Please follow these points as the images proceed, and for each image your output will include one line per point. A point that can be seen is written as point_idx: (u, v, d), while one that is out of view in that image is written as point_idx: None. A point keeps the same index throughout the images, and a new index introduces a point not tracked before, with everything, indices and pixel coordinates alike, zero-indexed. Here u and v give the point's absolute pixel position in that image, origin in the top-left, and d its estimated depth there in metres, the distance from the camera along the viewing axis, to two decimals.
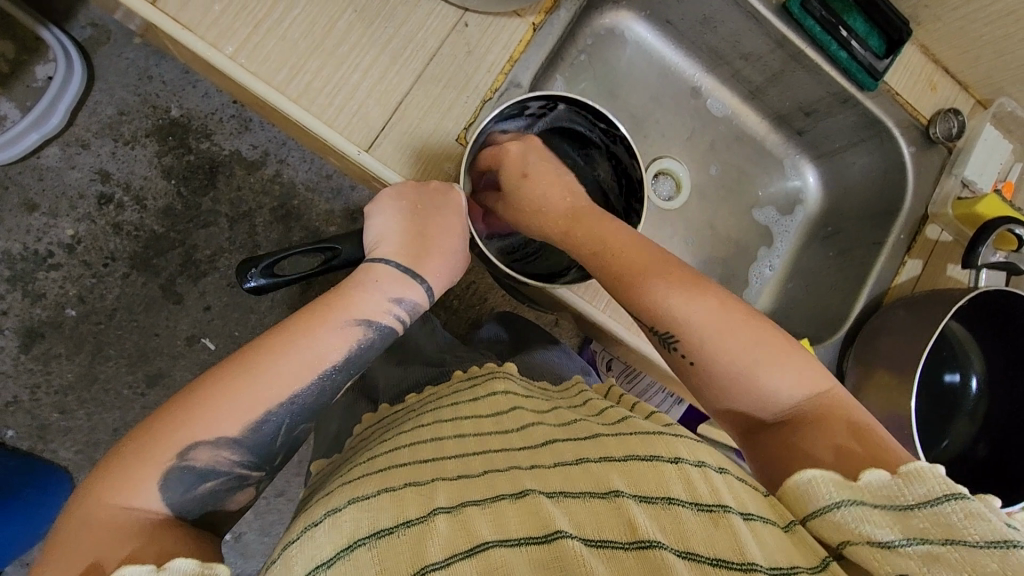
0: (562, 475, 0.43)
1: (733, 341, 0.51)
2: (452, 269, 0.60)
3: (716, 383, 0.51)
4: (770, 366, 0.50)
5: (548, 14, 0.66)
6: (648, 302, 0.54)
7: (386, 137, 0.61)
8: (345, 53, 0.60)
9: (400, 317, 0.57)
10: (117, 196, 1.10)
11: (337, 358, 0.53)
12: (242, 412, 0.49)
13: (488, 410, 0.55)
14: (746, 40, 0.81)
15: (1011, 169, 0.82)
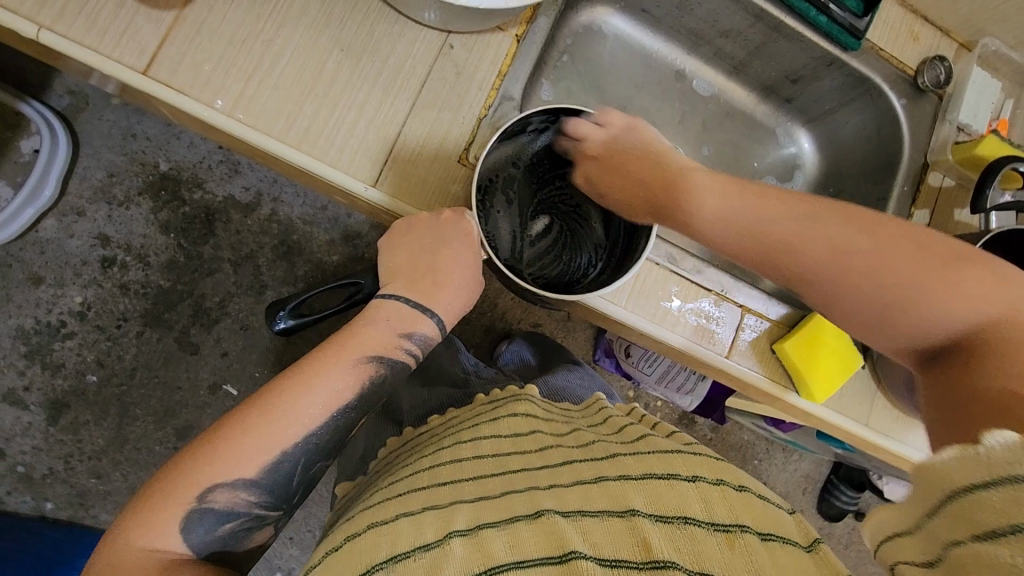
0: (580, 491, 0.45)
1: (893, 270, 0.53)
2: (463, 299, 0.62)
3: (874, 314, 0.55)
4: (924, 295, 0.52)
5: (529, 23, 0.66)
6: (793, 251, 0.57)
7: (390, 168, 0.61)
8: (338, 92, 0.60)
9: (411, 352, 0.59)
10: (120, 258, 1.11)
11: (351, 397, 0.55)
12: (261, 454, 0.51)
13: (508, 430, 0.57)
14: (724, 18, 0.82)
15: (1003, 107, 0.83)
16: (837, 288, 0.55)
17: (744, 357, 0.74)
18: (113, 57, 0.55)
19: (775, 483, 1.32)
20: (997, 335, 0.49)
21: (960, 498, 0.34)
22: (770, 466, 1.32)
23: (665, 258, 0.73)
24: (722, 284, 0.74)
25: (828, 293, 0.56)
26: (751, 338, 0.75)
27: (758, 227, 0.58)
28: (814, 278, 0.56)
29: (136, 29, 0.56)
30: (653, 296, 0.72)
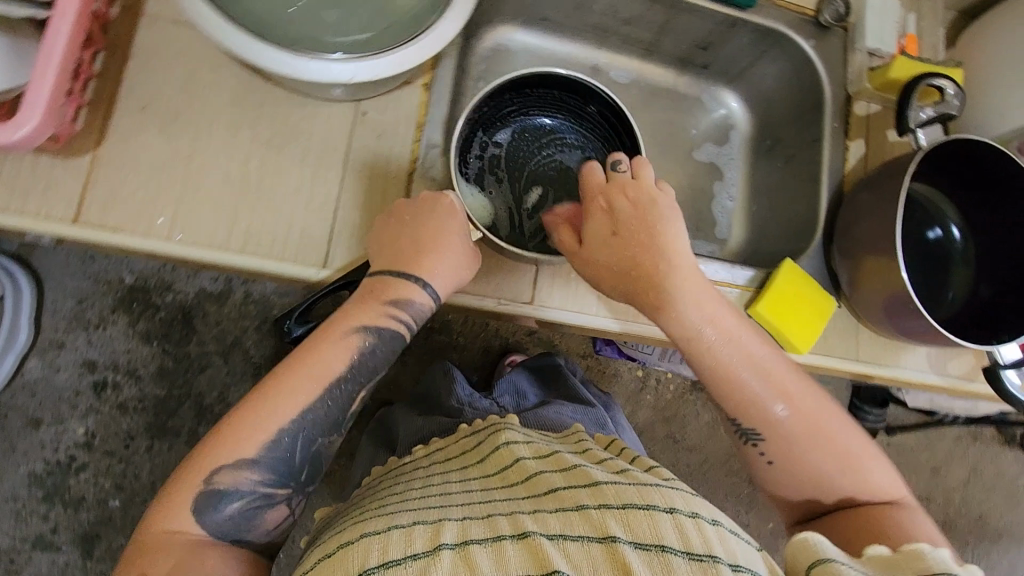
0: (562, 517, 0.47)
1: (809, 456, 0.57)
2: (453, 275, 0.60)
3: (792, 476, 0.57)
4: (864, 465, 0.57)
5: (433, 69, 0.67)
6: (768, 408, 0.57)
7: (337, 246, 0.62)
8: (268, 186, 0.61)
9: (406, 323, 0.58)
10: (112, 379, 1.11)
11: (342, 366, 0.56)
12: (263, 430, 0.53)
13: (494, 467, 0.59)
14: (621, 9, 0.83)
15: (907, 22, 0.85)
16: (838, 460, 0.56)
17: None
18: (41, 214, 0.56)
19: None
20: (871, 514, 0.54)
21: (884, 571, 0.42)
22: None
23: None
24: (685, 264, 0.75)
25: (782, 462, 0.57)
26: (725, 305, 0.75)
27: (738, 378, 0.58)
28: (798, 449, 0.57)
29: (57, 182, 0.56)
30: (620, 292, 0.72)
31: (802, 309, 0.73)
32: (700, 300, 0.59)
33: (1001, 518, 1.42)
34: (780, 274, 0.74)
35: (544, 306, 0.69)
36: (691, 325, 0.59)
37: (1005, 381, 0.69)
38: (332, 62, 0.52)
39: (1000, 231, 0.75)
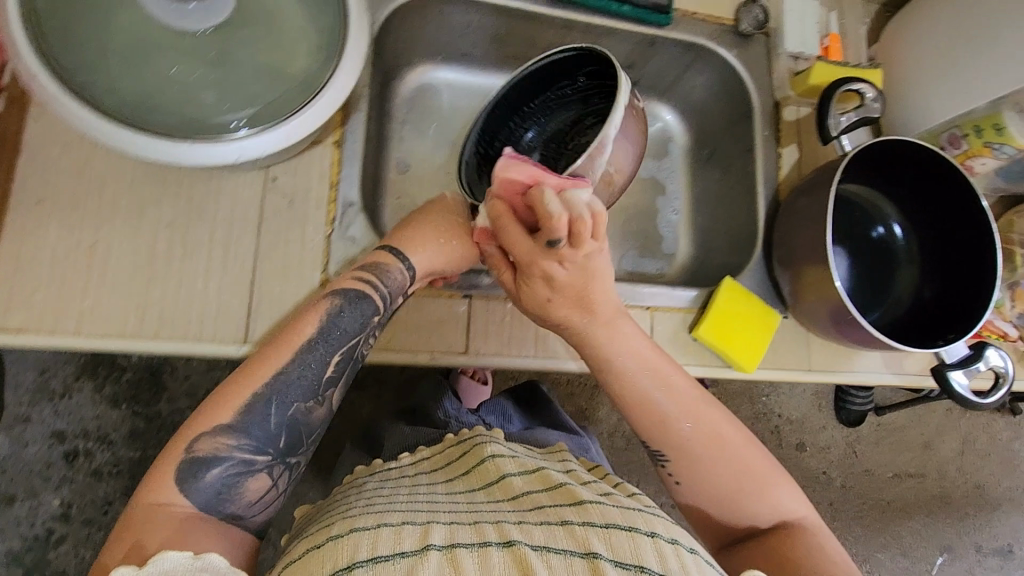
0: (546, 529, 0.47)
1: (723, 475, 0.59)
2: (436, 248, 0.63)
3: (707, 495, 0.60)
4: (770, 491, 0.59)
5: (344, 125, 0.66)
6: (682, 429, 0.60)
7: (256, 319, 0.60)
8: (178, 267, 0.59)
9: (378, 288, 0.60)
10: (84, 447, 1.09)
11: (310, 328, 0.57)
12: (244, 394, 0.54)
13: (478, 480, 0.58)
14: (539, 37, 0.82)
15: (829, 22, 0.84)
16: (743, 485, 0.59)
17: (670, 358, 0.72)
18: None
19: (788, 412, 1.36)
20: (772, 541, 0.56)
21: None
22: (779, 397, 1.36)
23: None
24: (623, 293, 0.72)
25: (687, 484, 0.60)
26: (668, 330, 0.73)
27: (654, 405, 0.60)
28: (704, 471, 0.59)
29: None
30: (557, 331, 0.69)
31: (746, 326, 0.73)
32: (623, 340, 0.60)
33: (999, 486, 1.41)
34: (721, 292, 0.73)
35: (478, 355, 0.67)
36: (612, 358, 0.60)
37: (952, 381, 0.68)
38: (220, 142, 0.53)
39: (941, 226, 0.74)
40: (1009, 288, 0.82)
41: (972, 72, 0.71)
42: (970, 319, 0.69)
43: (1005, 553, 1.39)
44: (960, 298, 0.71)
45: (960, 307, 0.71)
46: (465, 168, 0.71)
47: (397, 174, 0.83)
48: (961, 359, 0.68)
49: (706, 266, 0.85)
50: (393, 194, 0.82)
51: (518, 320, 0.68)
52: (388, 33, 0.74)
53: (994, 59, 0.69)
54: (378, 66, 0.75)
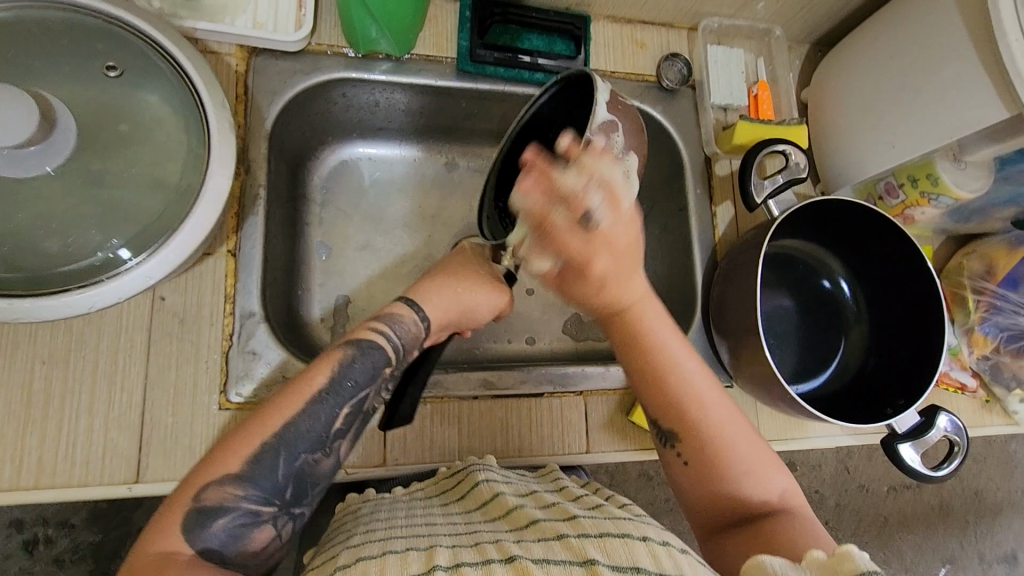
0: (545, 544, 0.44)
1: (736, 448, 0.53)
2: (450, 297, 0.60)
3: (712, 471, 0.53)
4: (768, 476, 0.53)
5: (238, 232, 0.62)
6: (696, 397, 0.55)
7: (148, 455, 0.56)
8: (58, 407, 0.55)
9: (389, 338, 0.54)
10: (44, 534, 0.94)
11: (323, 374, 0.49)
12: (253, 441, 0.45)
13: (474, 504, 0.55)
14: (456, 107, 0.78)
15: (756, 68, 0.81)
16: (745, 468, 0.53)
17: (605, 447, 0.68)
18: None
19: None
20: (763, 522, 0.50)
21: None
22: None
23: (481, 387, 0.66)
24: (552, 379, 0.68)
25: (696, 464, 0.54)
26: (604, 415, 0.68)
27: (674, 370, 0.56)
28: (715, 454, 0.53)
29: None
30: (481, 430, 0.66)
31: None
32: (656, 324, 0.56)
33: (998, 490, 1.25)
34: None
35: (397, 466, 0.63)
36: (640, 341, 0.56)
37: (903, 456, 0.63)
38: (50, 297, 0.45)
39: (885, 282, 0.72)
40: (965, 332, 0.77)
41: (898, 124, 0.66)
42: (921, 381, 0.66)
43: (1010, 560, 1.24)
44: (911, 356, 0.68)
45: (913, 358, 0.68)
46: (485, 204, 0.69)
47: (318, 260, 0.78)
48: (911, 430, 0.64)
49: None
50: (315, 282, 0.77)
51: (438, 424, 0.65)
52: (287, 122, 0.70)
53: (918, 112, 0.63)
54: (280, 157, 0.71)
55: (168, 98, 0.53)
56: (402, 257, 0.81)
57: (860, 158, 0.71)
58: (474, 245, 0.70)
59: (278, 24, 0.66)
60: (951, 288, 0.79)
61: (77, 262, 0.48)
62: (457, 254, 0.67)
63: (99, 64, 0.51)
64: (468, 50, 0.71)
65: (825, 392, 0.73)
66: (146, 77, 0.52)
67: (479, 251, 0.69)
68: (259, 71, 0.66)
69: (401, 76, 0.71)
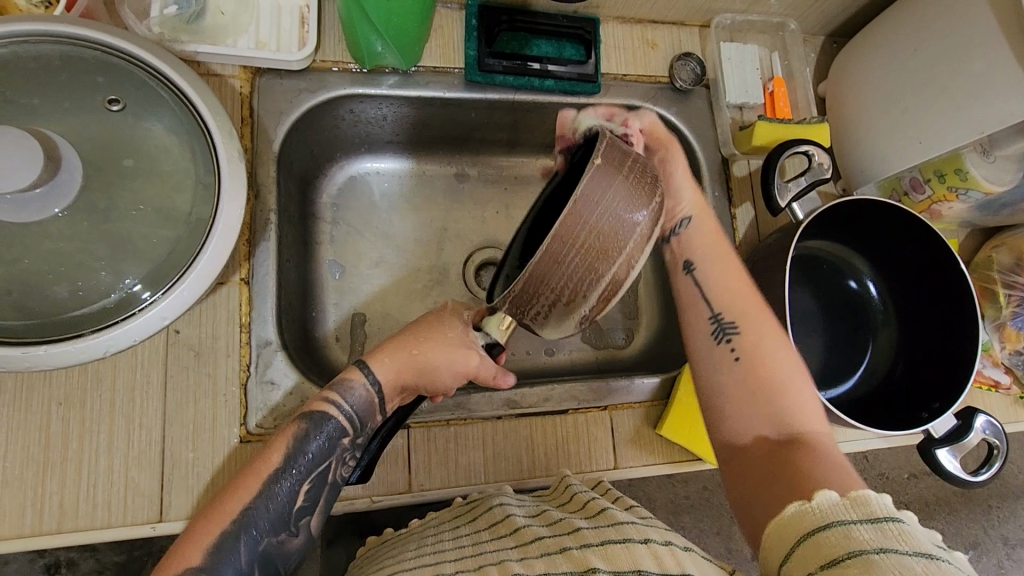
0: (548, 559, 0.44)
1: (777, 370, 0.52)
2: (405, 361, 0.54)
3: (753, 392, 0.52)
4: (807, 399, 0.51)
5: (251, 259, 0.61)
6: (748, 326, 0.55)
7: (169, 493, 0.55)
8: (76, 448, 0.54)
9: (341, 407, 0.52)
10: (68, 556, 0.93)
11: (277, 457, 0.49)
12: (211, 529, 0.45)
13: (485, 523, 0.54)
14: (463, 117, 0.75)
15: (772, 64, 0.78)
16: (776, 378, 0.52)
17: (633, 462, 0.66)
18: None
19: None
20: (793, 447, 0.47)
21: (812, 538, 0.39)
22: None
23: (505, 407, 0.65)
24: (576, 395, 0.66)
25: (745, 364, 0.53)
26: (630, 429, 0.67)
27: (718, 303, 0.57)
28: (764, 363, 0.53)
29: None
30: (506, 451, 0.64)
31: None
32: (709, 232, 0.60)
33: None
34: (680, 385, 0.66)
35: (423, 492, 0.62)
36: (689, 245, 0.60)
37: (941, 461, 0.62)
38: (66, 343, 0.44)
39: (915, 283, 0.70)
40: (996, 328, 0.76)
41: (928, 118, 0.63)
42: (957, 383, 0.64)
43: None
44: (948, 357, 0.66)
45: (949, 363, 0.66)
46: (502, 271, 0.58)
47: (331, 279, 0.76)
48: (949, 434, 0.62)
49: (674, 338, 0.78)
50: (329, 302, 0.75)
51: (462, 447, 0.64)
52: (294, 141, 0.68)
53: (951, 105, 0.61)
54: (288, 178, 0.70)
55: (173, 129, 0.51)
56: (414, 272, 0.79)
57: (885, 153, 0.68)
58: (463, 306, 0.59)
59: (282, 43, 0.64)
60: (980, 283, 0.76)
61: (89, 305, 0.47)
62: (441, 308, 0.59)
63: (101, 98, 0.50)
64: (476, 59, 0.70)
65: (855, 397, 0.71)
66: (150, 107, 0.51)
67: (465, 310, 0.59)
68: (263, 92, 0.65)
69: (409, 89, 0.69)
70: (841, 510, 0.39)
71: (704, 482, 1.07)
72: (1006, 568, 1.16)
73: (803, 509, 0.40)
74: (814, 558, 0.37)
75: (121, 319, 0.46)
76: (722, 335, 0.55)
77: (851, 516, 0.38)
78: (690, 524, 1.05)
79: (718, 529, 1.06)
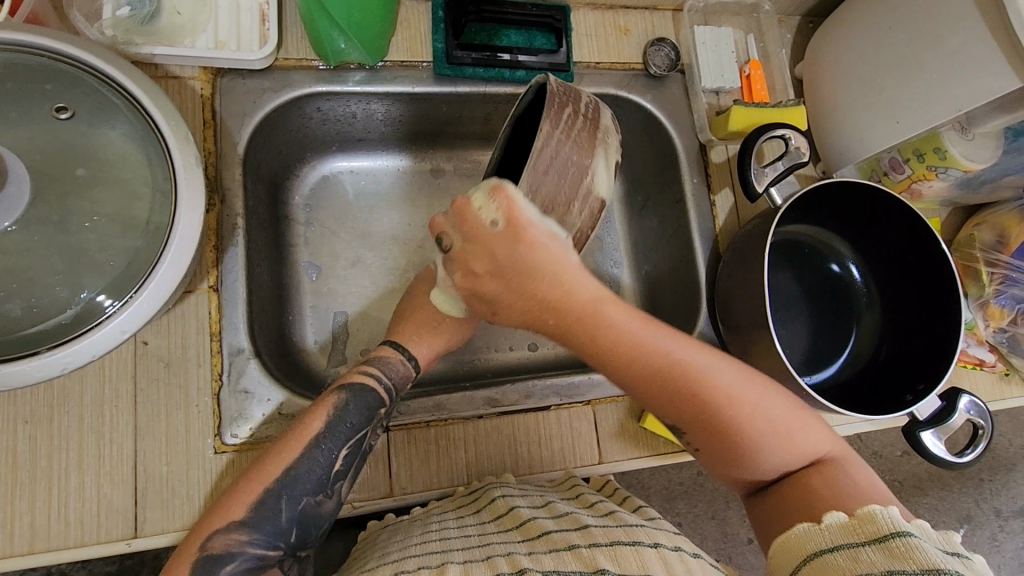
0: (556, 555, 0.42)
1: (755, 429, 0.48)
2: (434, 338, 0.62)
3: (741, 460, 0.48)
4: (794, 436, 0.48)
5: (220, 265, 0.59)
6: (700, 380, 0.49)
7: (144, 508, 0.54)
8: (46, 467, 0.53)
9: (381, 379, 0.57)
10: None
11: (320, 421, 0.52)
12: (255, 488, 0.48)
13: (489, 515, 0.52)
14: (437, 112, 0.74)
15: (745, 47, 0.77)
16: (751, 426, 0.48)
17: (619, 456, 0.66)
18: None
19: None
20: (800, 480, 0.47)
21: (817, 561, 0.38)
22: None
23: (486, 405, 0.64)
24: (558, 391, 0.65)
25: (722, 446, 0.49)
26: (614, 423, 0.66)
27: (676, 373, 0.49)
28: (738, 428, 0.48)
29: None
30: (489, 449, 0.64)
31: None
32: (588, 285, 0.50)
33: (1011, 445, 1.18)
34: None
35: (405, 495, 0.61)
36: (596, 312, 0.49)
37: (924, 441, 0.61)
38: (20, 361, 0.43)
39: (898, 263, 0.69)
40: (980, 306, 0.75)
41: (906, 97, 0.62)
42: (940, 366, 0.63)
43: None
44: (932, 337, 0.66)
45: (934, 345, 0.65)
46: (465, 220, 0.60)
47: (307, 281, 0.75)
48: (932, 416, 0.62)
49: None
50: (306, 305, 0.74)
51: (445, 447, 0.63)
52: (260, 142, 0.66)
53: (929, 83, 0.60)
54: (255, 180, 0.68)
55: (129, 135, 0.50)
56: (392, 271, 0.78)
57: (866, 134, 0.67)
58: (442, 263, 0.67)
59: (241, 42, 0.63)
60: (963, 262, 0.76)
61: (45, 321, 0.45)
62: (428, 270, 0.67)
63: (49, 106, 0.48)
64: (444, 52, 0.68)
65: (841, 381, 0.71)
66: (103, 114, 0.49)
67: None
68: (225, 92, 0.63)
69: (377, 85, 0.68)
70: (843, 533, 0.39)
71: (697, 467, 1.06)
72: (999, 540, 1.16)
73: (809, 531, 0.40)
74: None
75: (81, 333, 0.45)
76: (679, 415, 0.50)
77: (857, 536, 0.38)
78: (685, 510, 1.05)
79: (712, 514, 1.05)
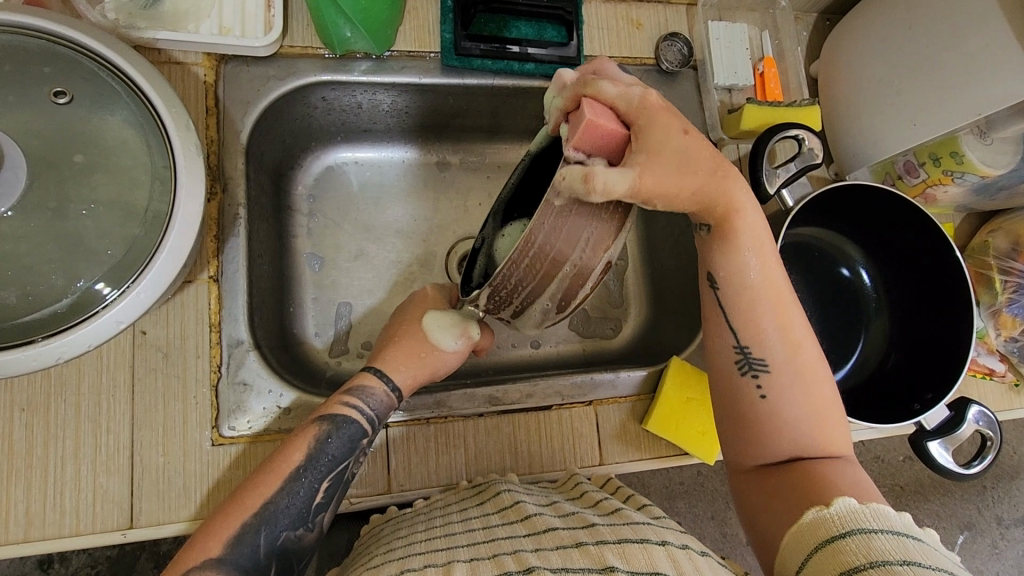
0: (563, 552, 0.42)
1: (793, 400, 0.49)
2: (420, 365, 0.58)
3: (773, 420, 0.49)
4: (825, 418, 0.49)
5: (221, 254, 0.59)
6: (773, 333, 0.50)
7: (141, 498, 0.54)
8: (42, 455, 0.53)
9: (363, 410, 0.54)
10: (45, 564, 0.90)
11: (298, 458, 0.51)
12: (233, 522, 0.47)
13: (493, 508, 0.52)
14: (445, 103, 0.73)
15: (760, 44, 0.75)
16: (797, 378, 0.50)
17: (619, 457, 0.65)
18: None
19: None
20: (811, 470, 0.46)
21: (857, 535, 0.38)
22: None
23: (486, 404, 0.63)
24: (560, 391, 0.65)
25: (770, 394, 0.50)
26: (615, 425, 0.65)
27: (756, 319, 0.51)
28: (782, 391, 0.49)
29: None
30: (489, 449, 0.63)
31: (698, 416, 0.65)
32: (751, 217, 0.51)
33: (1016, 454, 1.16)
34: (668, 378, 0.65)
35: (402, 492, 0.61)
36: (738, 258, 0.51)
37: (931, 453, 0.60)
38: (15, 350, 0.42)
39: (910, 270, 0.68)
40: (991, 315, 0.73)
41: (924, 99, 0.61)
42: (951, 373, 0.62)
43: None
44: (943, 348, 0.64)
45: (944, 356, 0.64)
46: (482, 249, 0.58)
47: (310, 272, 0.74)
48: (939, 426, 0.61)
49: (662, 327, 0.76)
50: (308, 297, 0.73)
51: (444, 444, 0.62)
52: (262, 133, 0.65)
53: (948, 84, 0.58)
54: (258, 169, 0.67)
55: (131, 121, 0.49)
56: (395, 264, 0.77)
57: (883, 137, 0.65)
58: (441, 290, 0.63)
59: (246, 28, 0.61)
60: (975, 269, 0.74)
61: (41, 310, 0.45)
62: (425, 292, 0.62)
63: (46, 90, 0.47)
64: (452, 42, 0.66)
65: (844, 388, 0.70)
66: (104, 99, 0.49)
67: (444, 294, 0.63)
68: (228, 79, 0.62)
69: (383, 75, 0.66)
70: (886, 519, 0.39)
71: (698, 467, 1.05)
72: (1000, 548, 1.15)
73: (820, 516, 0.41)
74: (851, 546, 0.38)
75: (81, 320, 0.44)
76: (747, 367, 0.51)
77: (901, 528, 0.38)
78: (685, 511, 1.04)
79: (712, 514, 1.05)
